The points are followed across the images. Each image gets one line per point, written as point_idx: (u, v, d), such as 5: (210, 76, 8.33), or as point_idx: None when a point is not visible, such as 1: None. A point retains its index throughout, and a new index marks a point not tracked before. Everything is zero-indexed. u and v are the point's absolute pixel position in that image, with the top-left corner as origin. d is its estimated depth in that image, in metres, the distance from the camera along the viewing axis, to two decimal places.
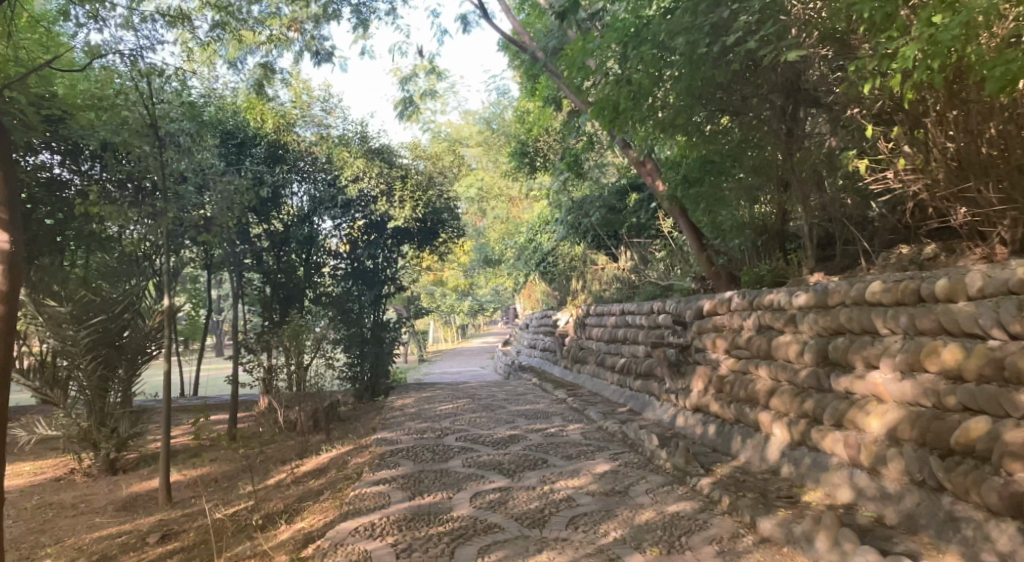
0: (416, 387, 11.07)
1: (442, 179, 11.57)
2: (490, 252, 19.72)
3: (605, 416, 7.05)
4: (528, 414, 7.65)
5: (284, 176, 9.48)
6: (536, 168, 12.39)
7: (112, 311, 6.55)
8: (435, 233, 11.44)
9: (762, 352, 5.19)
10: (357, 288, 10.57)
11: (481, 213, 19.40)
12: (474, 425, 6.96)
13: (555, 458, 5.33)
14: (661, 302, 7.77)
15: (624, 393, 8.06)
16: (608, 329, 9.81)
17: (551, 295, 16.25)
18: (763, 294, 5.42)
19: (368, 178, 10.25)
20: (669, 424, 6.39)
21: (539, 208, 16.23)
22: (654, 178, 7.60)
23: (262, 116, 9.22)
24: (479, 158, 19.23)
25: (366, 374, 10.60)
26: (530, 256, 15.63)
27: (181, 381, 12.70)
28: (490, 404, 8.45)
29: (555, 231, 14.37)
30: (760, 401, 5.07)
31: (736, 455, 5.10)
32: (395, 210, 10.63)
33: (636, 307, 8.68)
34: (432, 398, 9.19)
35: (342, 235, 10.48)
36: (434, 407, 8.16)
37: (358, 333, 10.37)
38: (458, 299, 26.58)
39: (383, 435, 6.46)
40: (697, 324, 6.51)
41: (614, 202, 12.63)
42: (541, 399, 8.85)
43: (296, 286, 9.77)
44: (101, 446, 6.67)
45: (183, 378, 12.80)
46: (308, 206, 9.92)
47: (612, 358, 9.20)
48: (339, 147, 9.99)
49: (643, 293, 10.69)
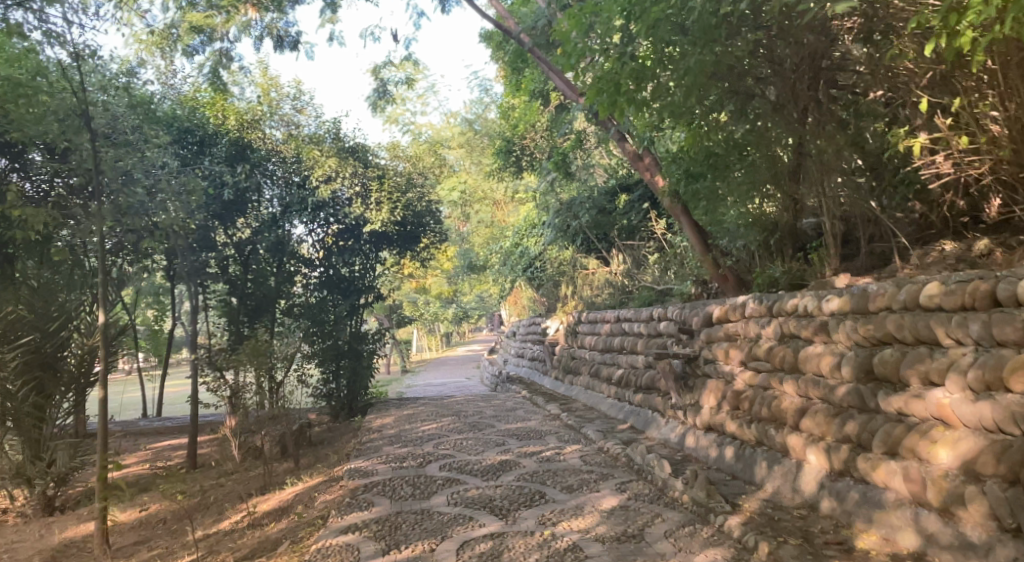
0: (398, 403, 10.33)
1: (425, 180, 10.86)
2: (475, 257, 19.06)
3: (605, 436, 6.39)
4: (521, 434, 6.96)
5: (250, 176, 8.75)
6: (523, 168, 11.78)
7: (46, 329, 5.78)
8: (416, 237, 10.70)
9: (787, 365, 4.56)
10: (332, 298, 9.85)
11: (465, 217, 18.72)
12: (460, 448, 6.27)
13: (554, 490, 4.66)
14: (663, 309, 7.11)
15: (622, 409, 7.39)
16: (603, 338, 9.17)
17: (540, 301, 15.62)
18: (785, 299, 4.79)
19: (341, 179, 9.48)
20: (678, 444, 5.73)
21: (525, 211, 15.60)
22: (653, 172, 6.97)
23: (224, 113, 8.56)
24: (462, 160, 18.59)
25: (342, 390, 9.85)
26: (517, 261, 15.00)
27: (144, 400, 11.92)
28: (476, 422, 7.76)
29: (543, 234, 13.72)
30: (787, 421, 4.42)
31: (761, 484, 4.45)
32: (371, 214, 9.82)
33: (634, 314, 8.01)
34: (414, 416, 8.48)
35: (314, 241, 9.78)
36: (416, 428, 7.46)
37: (334, 346, 9.61)
38: (441, 307, 25.86)
39: (358, 464, 5.74)
40: (706, 332, 5.87)
41: (604, 203, 12.02)
42: (532, 415, 8.18)
43: (268, 295, 8.99)
44: (36, 482, 5.93)
45: (147, 397, 12.01)
46: (278, 210, 9.27)
47: (608, 369, 8.56)
48: (311, 146, 9.30)
49: (638, 298, 10.07)
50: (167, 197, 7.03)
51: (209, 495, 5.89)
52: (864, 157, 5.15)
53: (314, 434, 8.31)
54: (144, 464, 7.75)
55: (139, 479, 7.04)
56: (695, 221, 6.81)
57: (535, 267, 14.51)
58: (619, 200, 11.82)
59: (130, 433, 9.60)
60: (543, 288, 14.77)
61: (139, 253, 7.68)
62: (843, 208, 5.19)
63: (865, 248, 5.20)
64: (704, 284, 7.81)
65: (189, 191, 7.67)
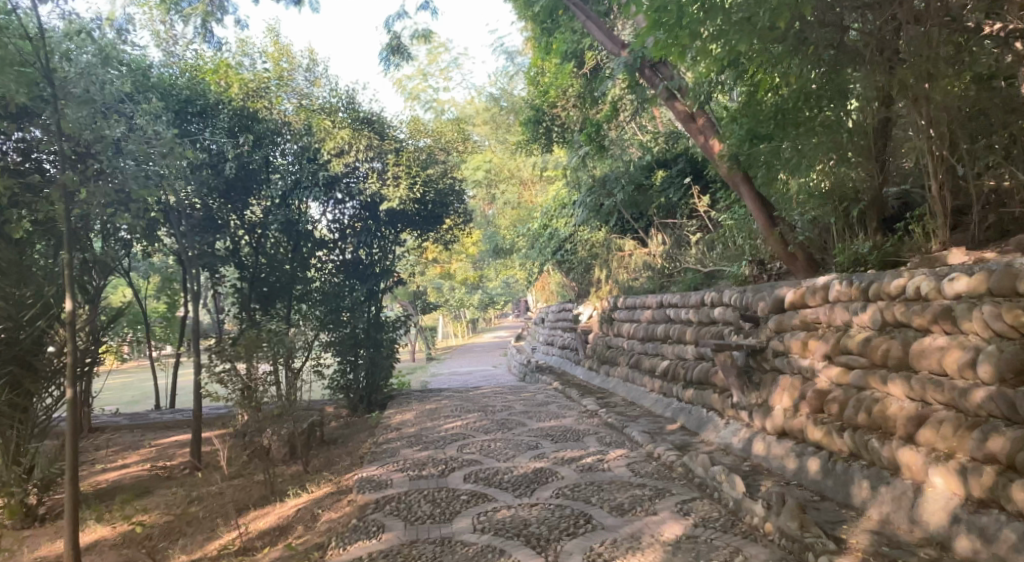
0: (419, 396, 9.58)
1: (449, 155, 9.98)
2: (501, 241, 18.20)
3: (654, 438, 5.57)
4: (556, 435, 6.15)
5: (257, 152, 8.06)
6: (554, 141, 10.86)
7: (18, 318, 5.08)
8: (439, 218, 9.90)
9: (892, 360, 3.69)
10: (348, 284, 9.06)
11: (490, 199, 17.85)
12: (488, 452, 5.48)
13: (602, 512, 3.86)
14: (718, 293, 6.23)
15: (670, 406, 6.54)
16: (644, 325, 8.30)
17: (570, 287, 14.76)
18: (885, 279, 3.89)
19: (354, 152, 8.70)
20: (744, 452, 4.89)
21: (553, 190, 14.68)
22: (708, 134, 6.05)
23: (226, 80, 7.76)
24: (487, 139, 17.72)
25: (360, 382, 9.12)
26: (546, 244, 14.02)
27: (155, 391, 11.35)
28: (505, 419, 6.97)
29: (574, 214, 12.82)
30: (894, 432, 3.56)
31: (862, 510, 3.60)
32: (388, 190, 8.97)
33: (682, 300, 7.13)
34: (437, 411, 7.74)
35: (330, 221, 8.99)
36: (438, 426, 6.69)
37: (351, 335, 8.83)
38: (466, 293, 25.05)
39: (371, 472, 4.98)
40: (775, 320, 4.99)
41: (642, 179, 11.08)
42: (566, 412, 7.36)
43: (284, 281, 8.42)
44: (15, 491, 5.26)
45: (158, 388, 11.44)
46: (288, 186, 8.43)
47: (651, 360, 7.70)
48: (321, 116, 8.47)
49: (683, 282, 9.16)
50: (164, 166, 6.47)
51: (203, 507, 5.18)
52: (978, 104, 4.21)
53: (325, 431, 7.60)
54: (144, 464, 7.08)
55: (134, 482, 6.35)
56: (757, 191, 5.89)
57: (566, 249, 13.59)
58: (657, 176, 10.92)
59: (136, 427, 9.01)
60: (573, 272, 13.90)
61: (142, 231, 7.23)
62: (953, 168, 4.26)
63: (979, 217, 4.27)
64: (763, 265, 6.90)
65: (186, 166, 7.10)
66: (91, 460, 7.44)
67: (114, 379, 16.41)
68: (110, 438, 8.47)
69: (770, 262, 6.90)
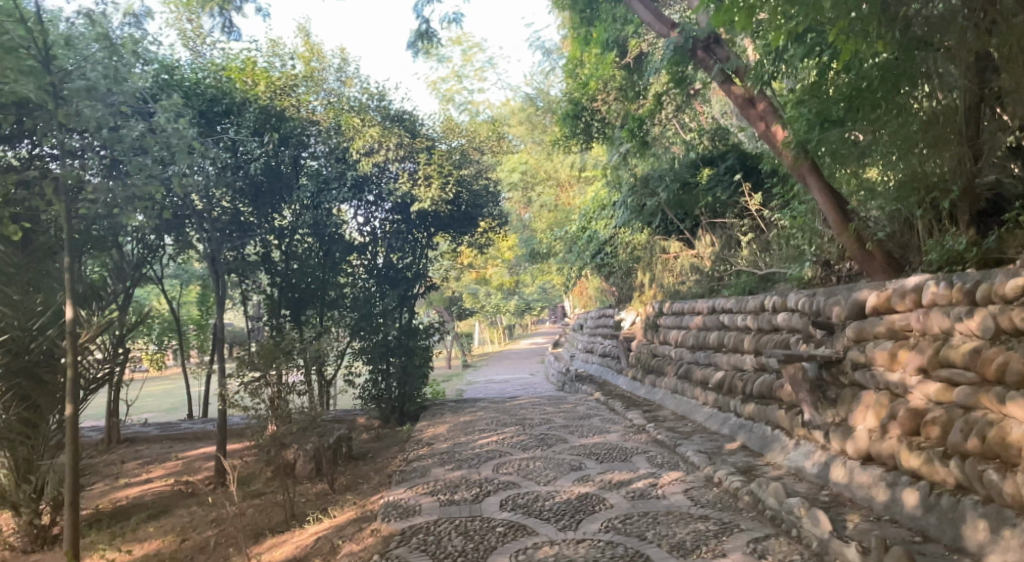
0: (454, 406, 9.12)
1: (483, 155, 9.54)
2: (537, 245, 17.69)
3: (713, 460, 5.00)
4: (603, 453, 5.61)
5: (285, 152, 7.71)
6: (594, 139, 10.34)
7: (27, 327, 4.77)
8: (473, 221, 9.45)
9: (1012, 376, 3.08)
10: (379, 290, 8.71)
11: (526, 202, 17.34)
12: (527, 474, 4.97)
13: (660, 552, 3.34)
14: (782, 297, 5.63)
15: (728, 422, 5.95)
16: (694, 332, 7.71)
17: (610, 292, 14.17)
18: (998, 278, 3.28)
19: (385, 150, 8.30)
20: (820, 478, 4.30)
21: (592, 191, 14.13)
22: (770, 120, 5.43)
23: (253, 78, 7.44)
24: (523, 139, 17.24)
25: (392, 391, 8.70)
26: (585, 247, 13.42)
27: (187, 399, 11.13)
28: (546, 434, 6.46)
29: (614, 216, 12.24)
30: (1018, 462, 2.96)
31: (980, 557, 3.01)
32: (418, 190, 8.49)
33: (739, 305, 6.53)
34: (472, 424, 7.27)
35: (363, 226, 8.69)
36: (474, 441, 6.22)
37: (382, 342, 8.54)
38: (503, 299, 24.55)
39: (398, 496, 4.52)
40: (855, 328, 4.38)
41: (688, 177, 10.47)
42: (612, 427, 6.82)
43: (316, 287, 8.21)
44: (23, 509, 4.99)
45: (189, 396, 11.21)
46: (314, 188, 8.01)
47: (704, 370, 7.11)
48: (348, 113, 8.14)
49: (735, 286, 8.53)
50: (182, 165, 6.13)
51: (222, 529, 4.74)
52: None
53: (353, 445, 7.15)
54: (169, 479, 6.75)
55: (155, 499, 6.00)
56: (827, 183, 5.26)
57: (606, 252, 12.99)
58: (702, 173, 10.31)
59: (165, 438, 8.76)
60: (613, 276, 13.32)
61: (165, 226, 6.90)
62: None
63: None
64: (829, 267, 6.26)
65: (211, 170, 6.78)
66: (115, 473, 7.14)
67: (149, 387, 16.31)
68: (137, 450, 8.20)
69: (837, 263, 6.25)
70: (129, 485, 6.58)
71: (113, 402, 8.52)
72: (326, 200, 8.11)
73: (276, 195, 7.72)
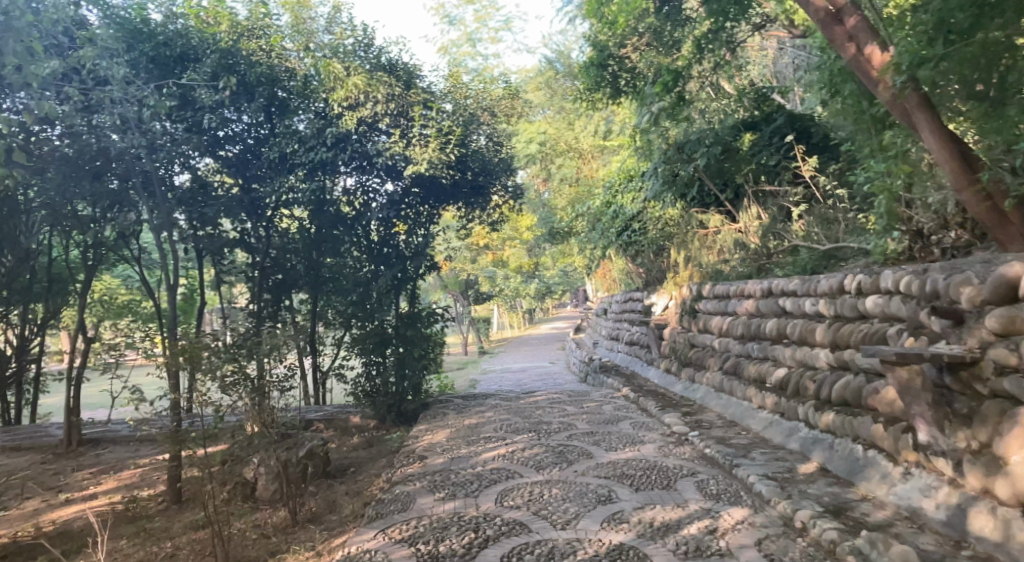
0: (462, 403, 7.95)
1: (495, 118, 8.27)
2: (557, 223, 16.36)
3: (791, 491, 3.80)
4: (640, 476, 4.38)
5: (266, 116, 6.84)
6: (620, 97, 9.08)
7: None
8: (483, 192, 8.22)
9: None
10: (370, 272, 7.47)
11: (546, 175, 15.98)
12: (541, 508, 3.78)
13: None
14: (871, 276, 4.36)
15: (799, 436, 4.71)
16: (744, 320, 6.44)
17: (638, 274, 12.88)
18: None
19: (371, 102, 6.82)
20: (954, 530, 3.06)
21: (617, 160, 12.75)
22: (864, 40, 4.08)
23: (215, 15, 6.36)
24: (542, 108, 15.89)
25: (390, 385, 7.40)
26: (610, 224, 12.11)
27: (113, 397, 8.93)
28: (567, 444, 5.29)
29: (644, 187, 10.90)
30: None
31: None
32: (413, 151, 6.93)
33: (805, 287, 5.26)
34: (478, 429, 6.09)
35: (358, 193, 7.53)
36: (478, 454, 5.05)
37: (377, 330, 7.36)
38: (521, 282, 23.25)
39: (362, 545, 3.39)
40: (999, 316, 3.10)
41: (729, 139, 9.15)
42: (648, 435, 5.61)
43: (303, 269, 7.54)
44: None
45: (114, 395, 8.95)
46: (292, 145, 6.87)
47: (759, 364, 5.86)
48: (329, 57, 6.81)
49: (790, 264, 7.24)
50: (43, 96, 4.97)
51: None
52: None
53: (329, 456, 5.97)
54: (116, 494, 5.61)
55: (87, 524, 4.89)
56: (944, 125, 3.89)
57: (633, 229, 11.66)
58: (743, 138, 9.15)
59: (133, 438, 7.69)
60: (642, 255, 12.01)
61: (79, 169, 6.06)
62: None
63: None
64: (924, 238, 5.05)
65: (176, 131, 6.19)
66: (60, 485, 6.05)
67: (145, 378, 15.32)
68: (97, 455, 7.13)
69: (935, 232, 4.96)
70: (70, 502, 5.52)
71: (73, 400, 7.46)
72: (301, 161, 6.92)
73: (264, 168, 6.92)
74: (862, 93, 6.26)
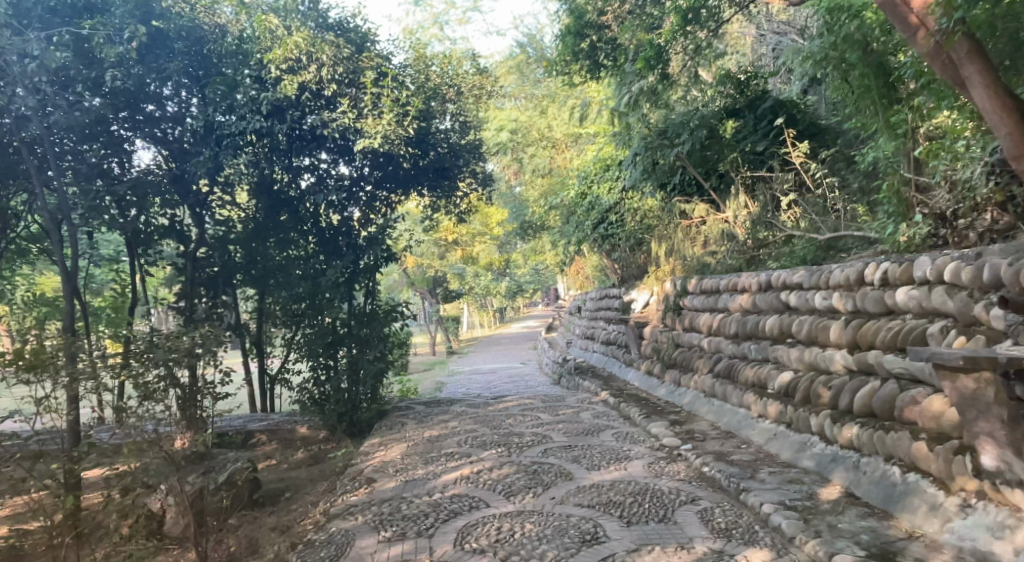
0: (424, 410, 7.12)
1: (463, 97, 7.51)
2: (529, 216, 15.61)
3: (819, 527, 3.09)
4: (631, 505, 3.63)
5: (192, 81, 6.08)
6: (598, 75, 8.37)
7: None
8: (449, 176, 7.39)
9: None
10: (318, 262, 6.59)
11: (517, 166, 15.23)
12: (510, 552, 3.01)
13: None
14: (900, 263, 3.67)
15: (813, 452, 4.03)
16: (739, 316, 5.73)
17: (614, 270, 12.18)
18: None
19: (313, 66, 6.04)
20: None
21: (593, 149, 12.04)
22: None
23: None
24: (513, 96, 15.15)
25: (342, 391, 6.51)
26: (586, 216, 11.41)
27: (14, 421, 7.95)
28: (541, 462, 4.53)
29: (621, 176, 10.20)
30: None
31: None
32: (365, 124, 6.20)
33: (813, 279, 4.56)
34: (440, 442, 5.30)
35: (308, 177, 6.57)
36: (438, 477, 4.26)
37: (325, 330, 6.51)
38: (492, 279, 22.43)
39: None
40: None
41: (714, 123, 8.49)
42: (635, 449, 4.88)
43: (245, 260, 6.83)
44: None
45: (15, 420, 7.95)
46: (218, 113, 6.00)
47: (758, 367, 5.17)
48: (263, 9, 6.27)
49: (786, 255, 6.56)
50: None
51: None
52: None
53: (262, 477, 5.15)
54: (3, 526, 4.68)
55: None
56: (996, 75, 3.27)
57: (610, 222, 10.98)
58: (725, 125, 8.59)
59: None
60: (618, 250, 11.31)
61: None
62: None
63: None
64: (948, 221, 4.41)
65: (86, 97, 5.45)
66: None
67: None
68: None
69: (965, 215, 4.27)
70: None
71: None
72: (230, 130, 5.97)
73: (189, 142, 6.10)
74: (865, 65, 5.67)
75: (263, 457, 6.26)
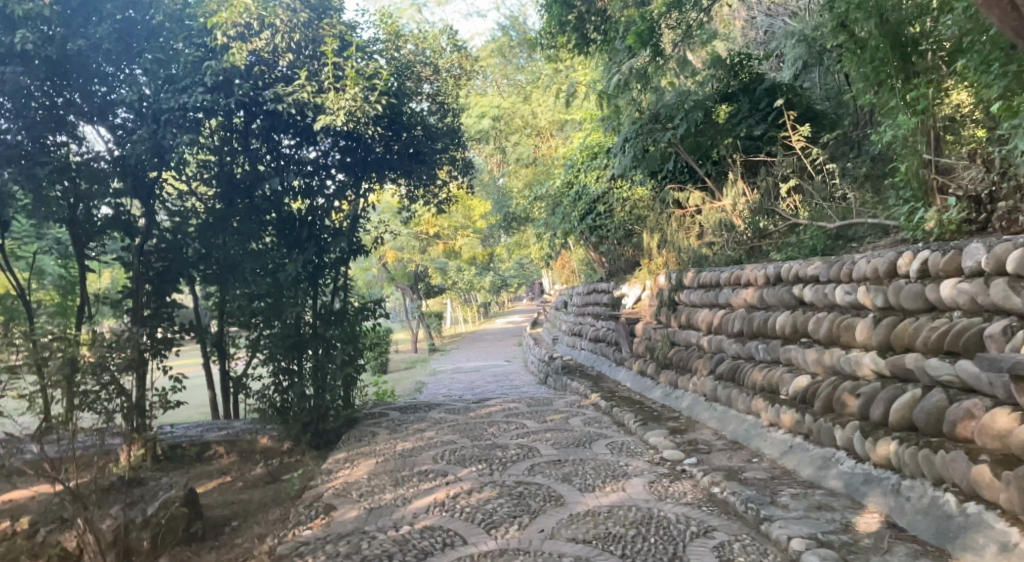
0: (398, 417, 6.52)
1: (439, 75, 6.87)
2: (513, 208, 15.00)
3: None
4: (635, 540, 3.07)
5: (125, 47, 5.38)
6: (585, 52, 7.79)
7: None
8: (424, 162, 6.76)
9: None
10: (277, 252, 6.00)
11: (500, 155, 14.62)
12: None
13: None
14: (943, 251, 3.12)
15: (841, 471, 3.49)
16: (744, 312, 5.19)
17: (602, 263, 11.62)
18: None
19: (260, 30, 5.57)
20: None
21: (579, 136, 11.47)
22: None
23: None
24: (495, 82, 14.55)
25: (307, 400, 5.92)
26: (572, 207, 10.83)
27: None
28: (527, 483, 3.96)
29: (610, 164, 9.63)
30: None
31: None
32: (325, 98, 5.62)
33: (832, 270, 4.00)
34: (412, 457, 4.71)
35: (267, 157, 6.04)
36: (409, 503, 3.67)
37: (289, 333, 5.88)
38: (476, 275, 21.79)
39: None
40: None
41: (709, 106, 7.95)
42: (633, 465, 4.32)
43: (196, 256, 6.10)
44: None
45: None
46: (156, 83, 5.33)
47: (769, 369, 4.61)
48: None
49: (791, 246, 6.03)
50: None
51: None
52: None
53: (207, 501, 4.67)
54: None
55: None
56: None
57: (597, 212, 10.40)
58: (719, 110, 7.96)
59: None
60: (607, 242, 10.74)
61: None
62: None
63: None
64: (985, 204, 3.89)
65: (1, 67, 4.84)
66: None
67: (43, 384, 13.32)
68: None
69: (1007, 198, 3.74)
70: None
71: None
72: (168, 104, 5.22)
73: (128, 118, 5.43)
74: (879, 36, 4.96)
75: (218, 473, 5.65)
